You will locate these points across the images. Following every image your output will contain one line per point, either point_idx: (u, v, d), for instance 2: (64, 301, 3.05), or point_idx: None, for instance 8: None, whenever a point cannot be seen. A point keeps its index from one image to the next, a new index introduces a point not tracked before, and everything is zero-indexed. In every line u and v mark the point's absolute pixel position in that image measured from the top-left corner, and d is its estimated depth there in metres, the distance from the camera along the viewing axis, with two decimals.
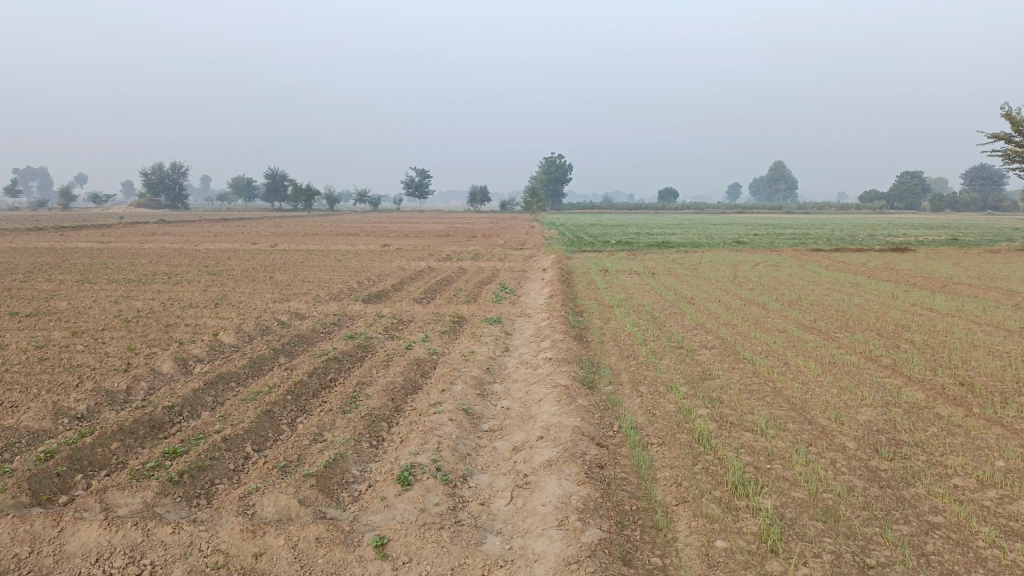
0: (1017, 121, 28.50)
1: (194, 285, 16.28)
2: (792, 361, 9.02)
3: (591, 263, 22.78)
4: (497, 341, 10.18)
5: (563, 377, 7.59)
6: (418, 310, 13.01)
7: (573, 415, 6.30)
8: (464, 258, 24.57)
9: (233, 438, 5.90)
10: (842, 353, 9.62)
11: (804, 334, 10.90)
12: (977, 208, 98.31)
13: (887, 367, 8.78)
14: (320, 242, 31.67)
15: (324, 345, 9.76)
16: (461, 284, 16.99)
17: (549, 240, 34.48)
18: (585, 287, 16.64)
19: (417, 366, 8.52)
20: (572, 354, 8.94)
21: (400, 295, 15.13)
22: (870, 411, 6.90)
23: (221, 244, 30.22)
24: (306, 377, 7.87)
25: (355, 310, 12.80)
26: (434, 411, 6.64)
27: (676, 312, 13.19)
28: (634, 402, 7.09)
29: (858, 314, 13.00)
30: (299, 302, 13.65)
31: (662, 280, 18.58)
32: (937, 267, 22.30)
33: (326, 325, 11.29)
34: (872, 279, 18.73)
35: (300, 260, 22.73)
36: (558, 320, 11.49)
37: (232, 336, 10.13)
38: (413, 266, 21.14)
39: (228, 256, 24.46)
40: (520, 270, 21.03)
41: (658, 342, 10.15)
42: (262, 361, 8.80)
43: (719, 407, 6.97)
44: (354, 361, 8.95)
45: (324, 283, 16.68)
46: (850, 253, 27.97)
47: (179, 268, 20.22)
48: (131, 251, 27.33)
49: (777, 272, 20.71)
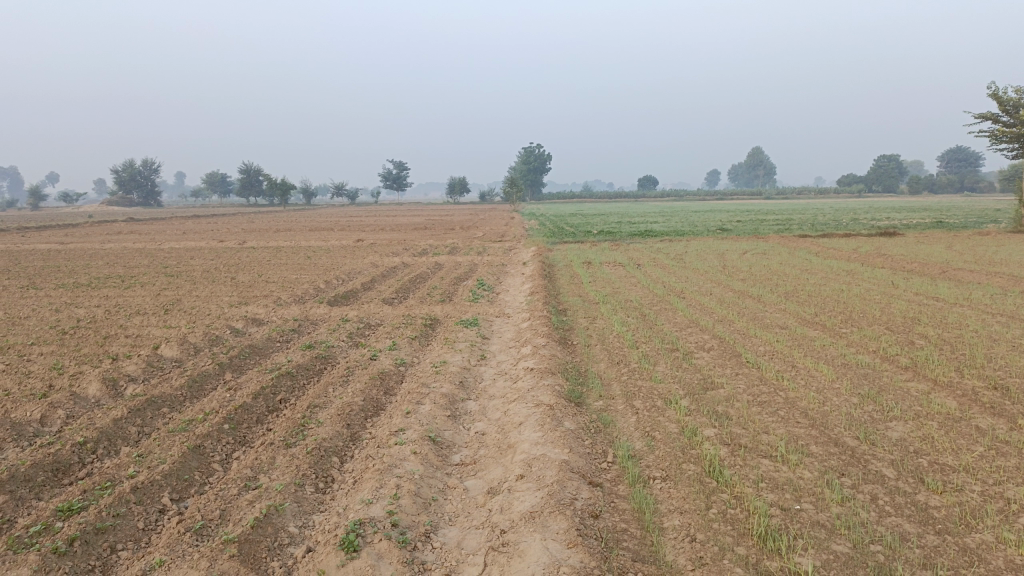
0: (1004, 100, 27.89)
1: (147, 289, 15.09)
2: (801, 364, 8.08)
3: (574, 255, 21.83)
4: (473, 348, 9.15)
5: (547, 394, 6.59)
6: (388, 312, 11.96)
7: (559, 444, 5.31)
8: (440, 252, 23.53)
9: (148, 487, 4.87)
10: (854, 352, 8.71)
11: (808, 331, 9.99)
12: (955, 191, 98.55)
13: (908, 369, 7.87)
14: (291, 239, 30.48)
15: (278, 358, 8.68)
16: (436, 281, 15.93)
17: (529, 231, 33.41)
18: (568, 282, 15.64)
19: (380, 382, 7.47)
20: (557, 363, 7.96)
21: (369, 295, 14.06)
22: (902, 428, 5.97)
23: (186, 243, 28.85)
24: (250, 399, 6.83)
25: (319, 315, 11.71)
26: (394, 441, 5.61)
27: (666, 307, 12.26)
28: (629, 422, 6.10)
29: (860, 306, 12.11)
30: (258, 307, 12.52)
31: (649, 272, 17.67)
32: (929, 252, 21.56)
33: (283, 333, 10.21)
34: (867, 266, 17.91)
35: (266, 259, 21.54)
36: (539, 321, 10.50)
37: (175, 349, 9.03)
38: (386, 262, 20.04)
39: (191, 256, 23.21)
40: (499, 263, 20.02)
41: (651, 345, 9.16)
42: (204, 380, 7.73)
43: (728, 425, 5.99)
44: (311, 377, 7.90)
45: (288, 284, 15.57)
46: (840, 239, 27.19)
47: (135, 271, 18.98)
48: (90, 251, 25.96)
49: (767, 260, 19.81)
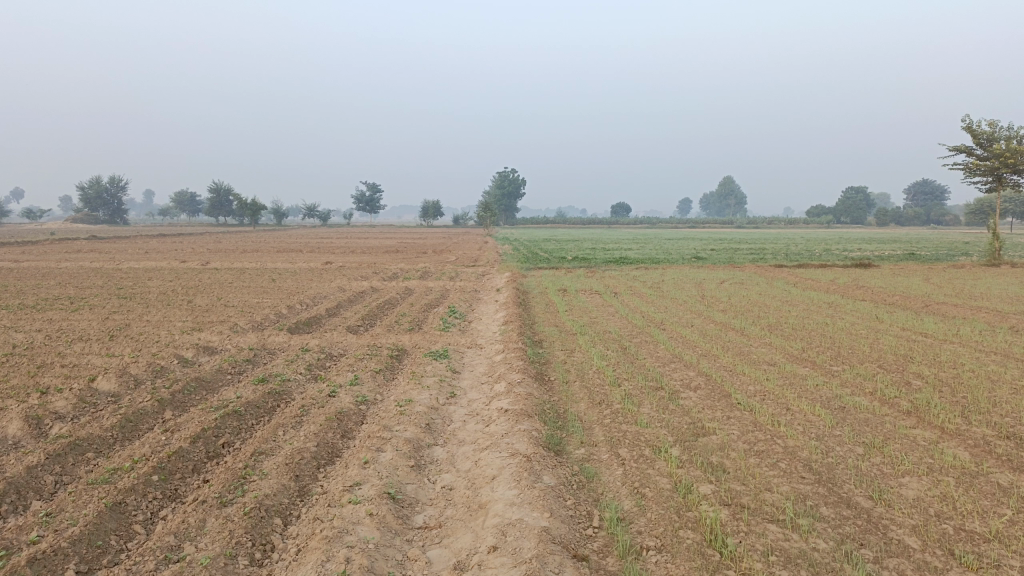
0: (977, 133, 28.03)
1: (95, 313, 14.15)
2: (796, 407, 7.48)
3: (549, 282, 21.24)
4: (441, 385, 8.40)
5: (523, 442, 5.91)
6: (352, 341, 11.20)
7: (538, 506, 4.62)
8: (411, 276, 22.77)
9: (49, 558, 4.09)
10: (850, 394, 8.13)
11: (798, 368, 9.42)
12: (922, 223, 100.13)
13: (910, 415, 7.30)
14: (257, 261, 29.58)
15: (226, 393, 7.88)
16: (406, 308, 15.19)
17: (503, 256, 32.89)
18: (542, 311, 14.97)
19: (338, 424, 6.73)
20: (533, 403, 7.28)
21: (333, 322, 13.25)
22: (917, 485, 5.36)
23: (146, 263, 27.72)
24: (187, 443, 6.06)
25: (277, 344, 10.91)
26: (347, 499, 4.87)
27: (647, 340, 11.65)
28: (615, 475, 5.43)
29: (848, 341, 11.60)
30: (212, 334, 11.68)
31: (626, 301, 17.10)
32: (907, 284, 21.33)
33: (236, 364, 9.41)
34: (848, 298, 17.52)
35: (228, 282, 20.59)
36: (514, 354, 9.83)
37: (112, 382, 8.19)
38: (354, 286, 19.26)
39: (150, 276, 22.24)
40: (472, 290, 19.30)
41: (633, 383, 8.50)
42: (140, 420, 6.92)
43: (726, 480, 5.35)
44: (260, 416, 7.12)
45: (248, 308, 14.74)
46: (815, 269, 26.91)
47: (87, 292, 17.98)
48: (45, 270, 24.84)
49: (745, 290, 19.38)
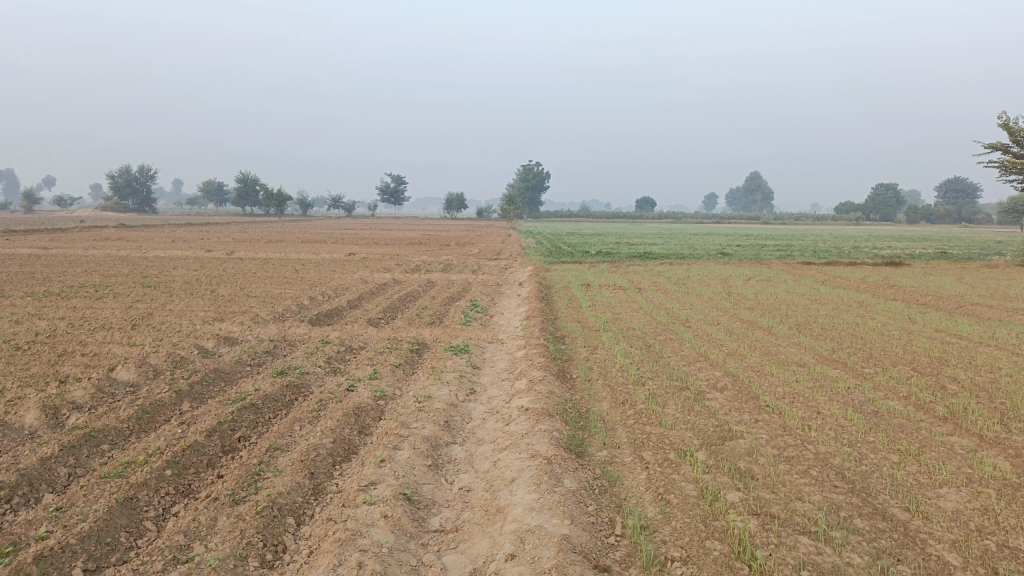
0: (1014, 130, 27.30)
1: (119, 301, 14.20)
2: (827, 411, 7.24)
3: (572, 276, 21.03)
4: (461, 380, 8.26)
5: (544, 443, 5.74)
6: (372, 334, 11.10)
7: (558, 512, 4.45)
8: (433, 269, 22.68)
9: (56, 555, 4.00)
10: (883, 398, 7.86)
11: (829, 370, 9.15)
12: (953, 221, 98.30)
13: (947, 421, 7.03)
14: (280, 251, 29.68)
15: (244, 385, 7.80)
16: (427, 301, 15.08)
17: (527, 250, 32.71)
18: (565, 307, 14.78)
19: (355, 419, 6.61)
20: (554, 402, 7.11)
21: (354, 314, 13.17)
22: (957, 497, 5.11)
23: (171, 252, 27.90)
24: (202, 437, 5.98)
25: (297, 336, 10.85)
26: (362, 499, 4.74)
27: (671, 338, 11.43)
28: (639, 479, 5.25)
29: (880, 342, 11.28)
30: (233, 324, 11.65)
31: (650, 297, 16.86)
32: (939, 284, 20.82)
33: (255, 356, 9.33)
34: (878, 298, 17.12)
35: (251, 272, 20.62)
36: (535, 350, 9.67)
37: (131, 372, 8.15)
38: (376, 278, 19.19)
39: (175, 265, 22.38)
40: (494, 284, 19.15)
41: (658, 382, 8.29)
42: (156, 411, 6.86)
43: (755, 488, 5.14)
44: (277, 410, 7.03)
45: (270, 299, 14.71)
46: (844, 267, 26.39)
47: (113, 280, 18.09)
48: (73, 257, 25.08)
49: (772, 288, 19.02)
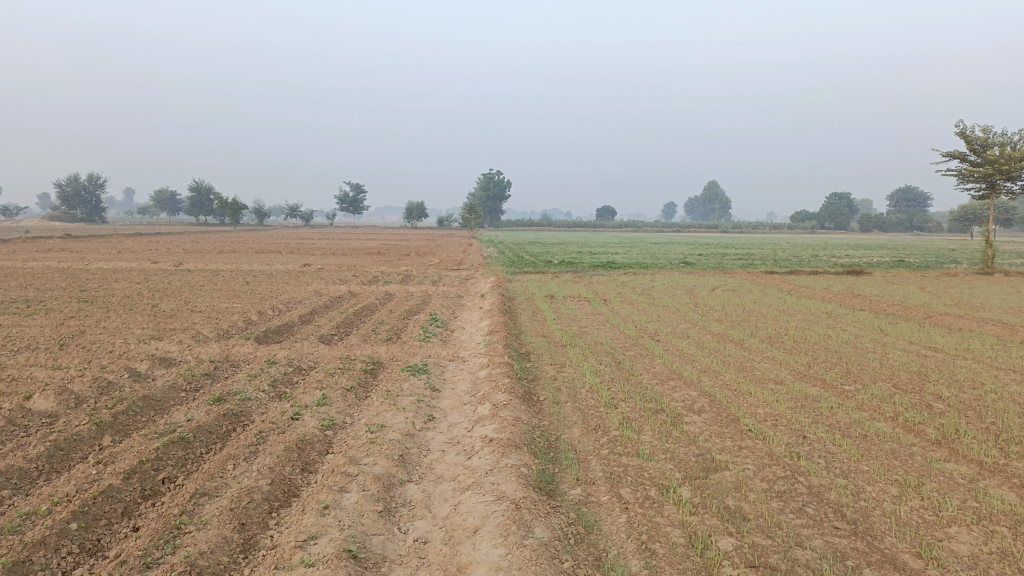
0: (970, 139, 27.57)
1: (49, 318, 13.17)
2: (813, 435, 6.74)
3: (536, 287, 20.45)
4: (419, 406, 7.57)
5: (511, 482, 5.11)
6: (324, 353, 10.34)
7: (530, 572, 3.82)
8: (392, 280, 21.87)
9: None
10: (869, 420, 7.40)
11: (808, 387, 8.69)
12: (905, 230, 100.40)
13: (940, 446, 6.58)
14: (233, 262, 28.54)
15: (176, 415, 7.02)
16: (384, 315, 14.33)
17: (488, 260, 32.05)
18: (529, 320, 14.17)
19: (298, 454, 5.88)
20: (522, 430, 6.47)
21: (306, 330, 12.36)
22: (970, 538, 4.61)
23: (115, 264, 26.56)
24: (118, 481, 5.20)
25: (242, 355, 10.04)
26: (299, 559, 4.04)
27: (641, 353, 10.90)
28: (619, 523, 4.65)
29: (855, 356, 10.90)
30: (172, 343, 10.77)
31: (616, 309, 16.36)
32: (904, 293, 20.73)
33: (193, 379, 8.52)
34: (845, 308, 16.86)
35: (199, 284, 19.60)
36: (499, 369, 9.04)
37: (49, 401, 7.30)
38: (331, 291, 18.35)
39: (117, 277, 21.23)
40: (455, 296, 18.45)
41: (631, 404, 7.72)
42: (72, 448, 6.05)
43: (749, 532, 4.57)
44: (211, 445, 6.27)
45: (216, 315, 13.82)
46: (807, 276, 26.25)
47: (48, 294, 16.95)
48: (9, 269, 23.71)
49: (738, 298, 18.72)
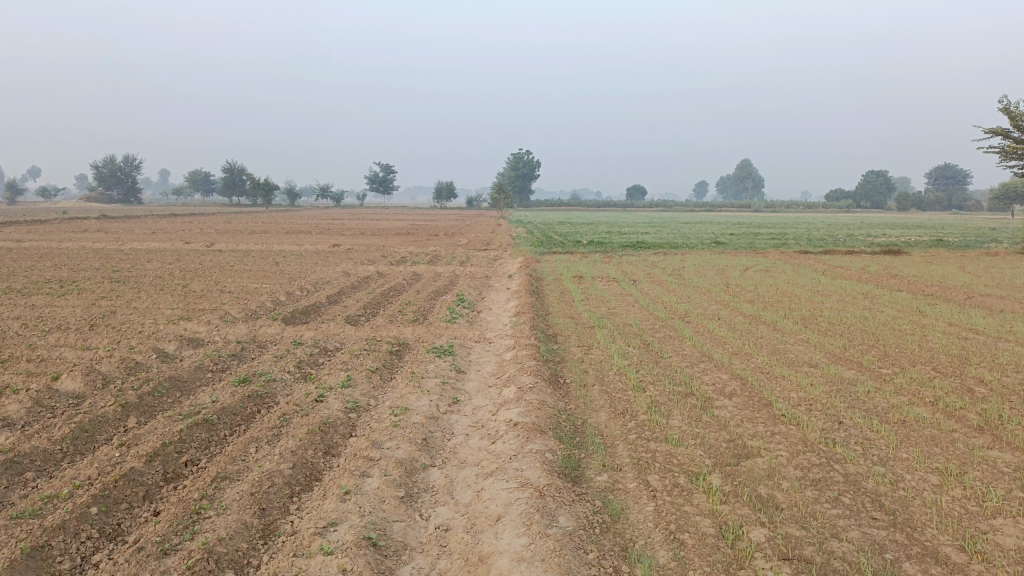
0: (1014, 114, 26.64)
1: (82, 298, 13.32)
2: (849, 421, 6.52)
3: (564, 267, 20.26)
4: (443, 388, 7.47)
5: (535, 469, 4.98)
6: (350, 334, 10.30)
7: (553, 563, 3.70)
8: (420, 261, 21.82)
9: None
10: (908, 404, 7.15)
11: (843, 371, 8.44)
12: (944, 208, 97.97)
13: (983, 433, 6.32)
14: (263, 243, 28.77)
15: (201, 397, 7.00)
16: (411, 295, 14.26)
17: (517, 240, 31.87)
18: (557, 300, 14.02)
19: (320, 437, 5.82)
20: (547, 414, 6.34)
21: (333, 311, 12.33)
22: (1018, 531, 4.39)
23: (148, 244, 26.86)
24: (140, 464, 5.18)
25: (268, 336, 10.04)
26: (318, 546, 3.97)
27: (671, 334, 10.70)
28: (646, 512, 4.50)
29: (892, 338, 10.58)
30: (199, 324, 10.81)
31: (646, 289, 16.12)
32: (943, 273, 20.16)
33: (219, 360, 8.52)
34: (882, 289, 16.42)
35: (229, 265, 19.74)
36: (526, 351, 8.91)
37: (77, 382, 7.33)
38: (360, 271, 18.35)
39: (150, 258, 21.47)
40: (482, 276, 18.33)
41: (659, 388, 7.56)
42: (97, 430, 6.05)
43: (782, 524, 4.39)
44: (234, 427, 6.24)
45: (245, 295, 13.87)
46: (842, 256, 25.70)
47: (82, 274, 17.18)
48: (46, 250, 24.11)
49: (771, 278, 18.34)
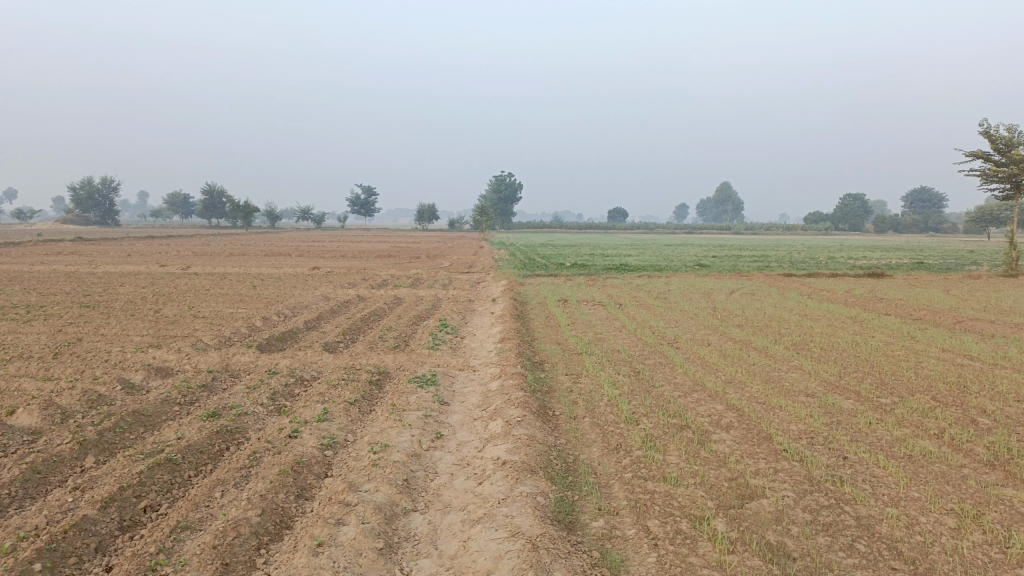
0: (995, 138, 26.82)
1: (47, 324, 12.77)
2: (854, 456, 6.19)
3: (549, 291, 19.96)
4: (426, 422, 7.07)
5: (527, 517, 4.59)
6: (327, 362, 9.86)
7: None
8: (402, 284, 21.39)
9: None
10: (913, 437, 6.84)
11: (841, 400, 8.13)
12: (922, 231, 99.10)
13: (994, 468, 6.01)
14: (242, 265, 28.18)
15: (166, 433, 6.55)
16: (392, 321, 13.83)
17: (500, 262, 31.56)
18: (542, 326, 13.67)
19: (293, 479, 5.39)
20: (537, 451, 5.96)
21: (310, 338, 11.89)
22: None
23: (122, 267, 26.24)
24: (93, 511, 4.72)
25: (242, 365, 9.58)
26: None
27: (661, 361, 10.37)
28: (649, 563, 4.13)
29: (887, 365, 10.32)
30: (170, 352, 10.33)
31: (632, 313, 15.83)
32: (929, 296, 20.05)
33: (188, 392, 8.05)
34: (870, 313, 16.23)
35: (205, 289, 19.21)
36: (512, 380, 8.52)
37: (33, 417, 6.85)
38: (339, 295, 17.90)
39: (123, 281, 20.88)
40: (465, 300, 17.95)
41: (653, 420, 7.20)
42: (50, 471, 5.58)
43: None
44: (200, 467, 5.79)
45: (219, 321, 13.38)
46: (827, 279, 25.59)
47: (50, 299, 16.58)
48: (16, 273, 23.45)
49: (757, 302, 18.12)
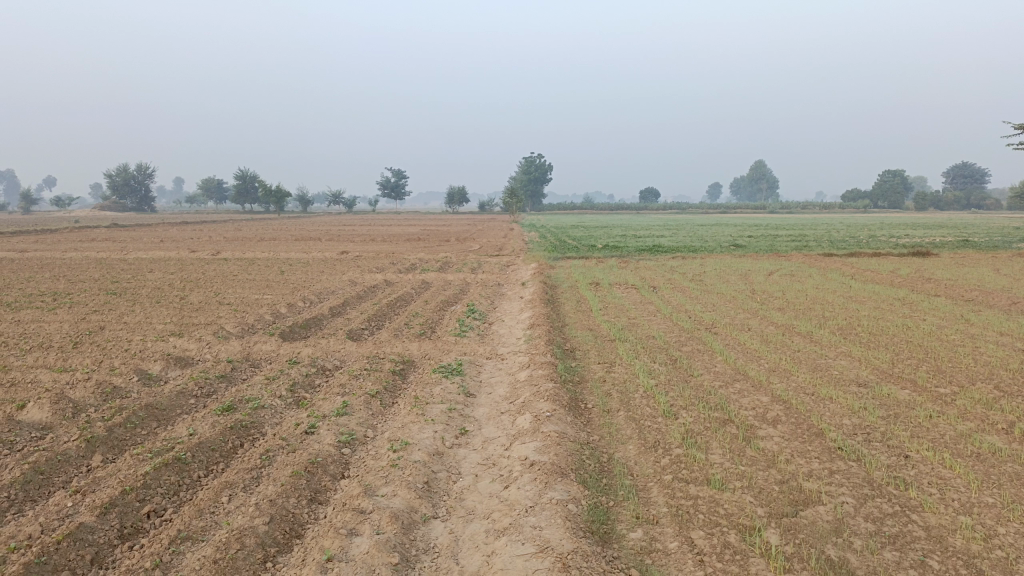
0: None
1: (72, 312, 12.61)
2: (917, 455, 5.63)
3: (580, 273, 19.46)
4: (450, 416, 6.66)
5: (557, 530, 4.14)
6: (349, 351, 9.50)
7: None
8: (430, 268, 21.02)
9: None
10: (979, 432, 6.27)
11: (896, 391, 7.55)
12: (964, 208, 96.27)
13: None
14: (272, 250, 28.02)
15: (178, 430, 6.23)
16: (419, 306, 13.44)
17: (530, 245, 30.99)
18: (574, 310, 13.19)
19: (306, 481, 5.01)
20: (567, 450, 5.51)
21: (334, 325, 11.55)
22: None
23: (153, 253, 26.23)
24: (91, 518, 4.39)
25: (262, 354, 9.25)
26: None
27: (699, 348, 9.85)
28: None
29: (942, 351, 9.68)
30: (189, 341, 10.04)
31: (667, 296, 15.26)
32: (979, 275, 19.14)
33: (205, 384, 7.74)
34: (919, 294, 15.46)
35: (233, 274, 19.02)
36: (542, 369, 8.06)
37: (44, 411, 6.58)
38: (367, 279, 17.57)
39: (152, 267, 20.77)
40: (495, 284, 17.50)
41: (693, 413, 6.71)
42: (53, 472, 5.27)
43: None
44: (211, 467, 5.45)
45: (244, 307, 13.11)
46: (869, 258, 24.67)
47: (78, 286, 16.49)
48: (49, 260, 23.54)
49: (798, 283, 17.41)
